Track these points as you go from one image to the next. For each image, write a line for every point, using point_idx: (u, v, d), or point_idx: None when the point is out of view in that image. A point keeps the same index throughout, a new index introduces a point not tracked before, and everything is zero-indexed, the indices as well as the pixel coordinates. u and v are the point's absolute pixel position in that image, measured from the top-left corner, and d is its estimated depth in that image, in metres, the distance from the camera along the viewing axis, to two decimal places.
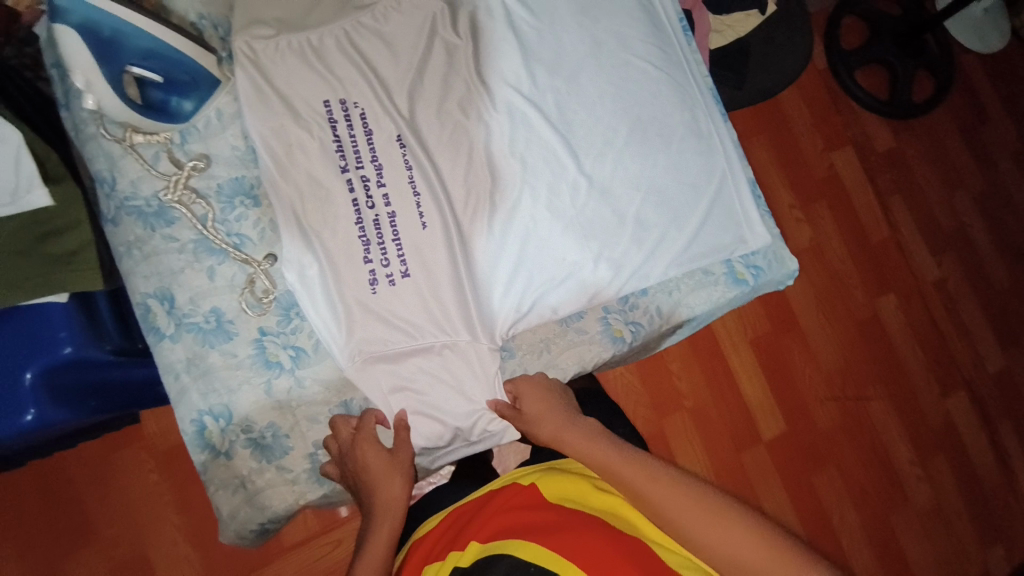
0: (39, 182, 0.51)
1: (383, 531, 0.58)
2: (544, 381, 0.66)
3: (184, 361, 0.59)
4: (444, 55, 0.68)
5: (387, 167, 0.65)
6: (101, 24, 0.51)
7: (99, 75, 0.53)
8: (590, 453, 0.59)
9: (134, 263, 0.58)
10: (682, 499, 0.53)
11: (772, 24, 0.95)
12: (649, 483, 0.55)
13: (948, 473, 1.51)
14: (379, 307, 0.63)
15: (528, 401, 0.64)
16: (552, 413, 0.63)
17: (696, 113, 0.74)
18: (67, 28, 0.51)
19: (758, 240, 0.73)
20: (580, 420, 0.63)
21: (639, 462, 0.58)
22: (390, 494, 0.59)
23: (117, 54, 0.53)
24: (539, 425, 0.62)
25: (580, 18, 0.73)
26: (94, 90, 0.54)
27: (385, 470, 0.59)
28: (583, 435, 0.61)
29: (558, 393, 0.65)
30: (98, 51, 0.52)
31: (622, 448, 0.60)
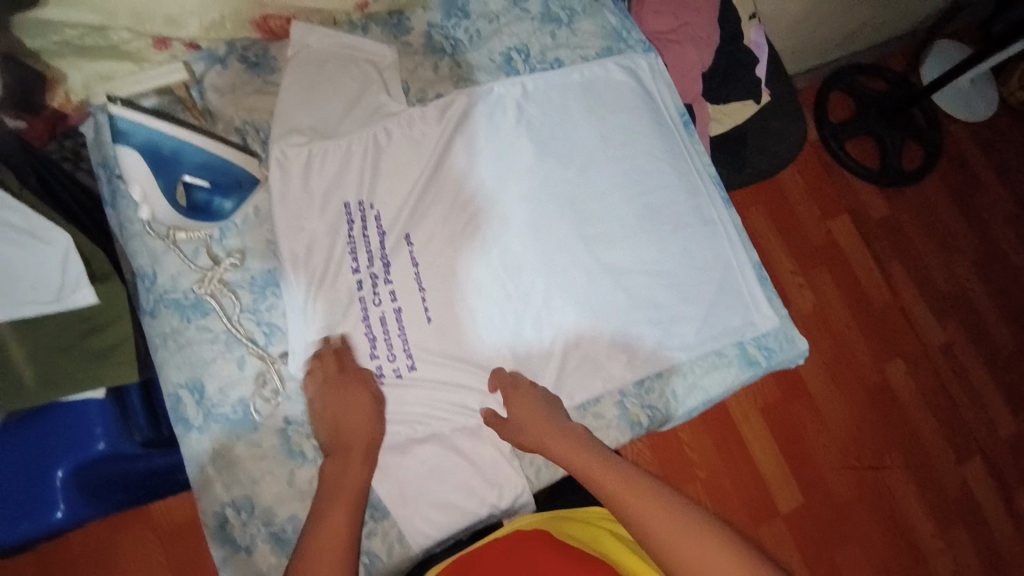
0: (86, 281, 0.52)
1: (356, 470, 0.58)
2: (538, 398, 0.65)
3: (210, 452, 0.59)
4: (464, 153, 0.73)
5: (395, 265, 0.68)
6: (162, 144, 0.56)
7: (154, 185, 0.57)
8: (573, 461, 0.61)
9: (169, 354, 0.61)
10: (660, 514, 0.55)
11: (767, 112, 1.02)
12: (629, 494, 0.57)
13: (971, 546, 1.46)
14: (394, 398, 0.65)
15: (514, 412, 0.64)
16: (539, 420, 0.63)
17: (701, 201, 0.78)
18: (129, 147, 0.56)
19: (766, 321, 0.75)
20: (570, 425, 0.63)
21: (622, 473, 0.59)
22: (366, 435, 0.61)
23: (173, 167, 0.57)
24: (525, 438, 0.63)
25: (589, 115, 0.78)
26: (149, 202, 0.58)
27: (363, 415, 0.61)
28: (564, 442, 0.62)
29: (545, 402, 0.65)
30: (153, 163, 0.56)
31: (600, 455, 0.61)
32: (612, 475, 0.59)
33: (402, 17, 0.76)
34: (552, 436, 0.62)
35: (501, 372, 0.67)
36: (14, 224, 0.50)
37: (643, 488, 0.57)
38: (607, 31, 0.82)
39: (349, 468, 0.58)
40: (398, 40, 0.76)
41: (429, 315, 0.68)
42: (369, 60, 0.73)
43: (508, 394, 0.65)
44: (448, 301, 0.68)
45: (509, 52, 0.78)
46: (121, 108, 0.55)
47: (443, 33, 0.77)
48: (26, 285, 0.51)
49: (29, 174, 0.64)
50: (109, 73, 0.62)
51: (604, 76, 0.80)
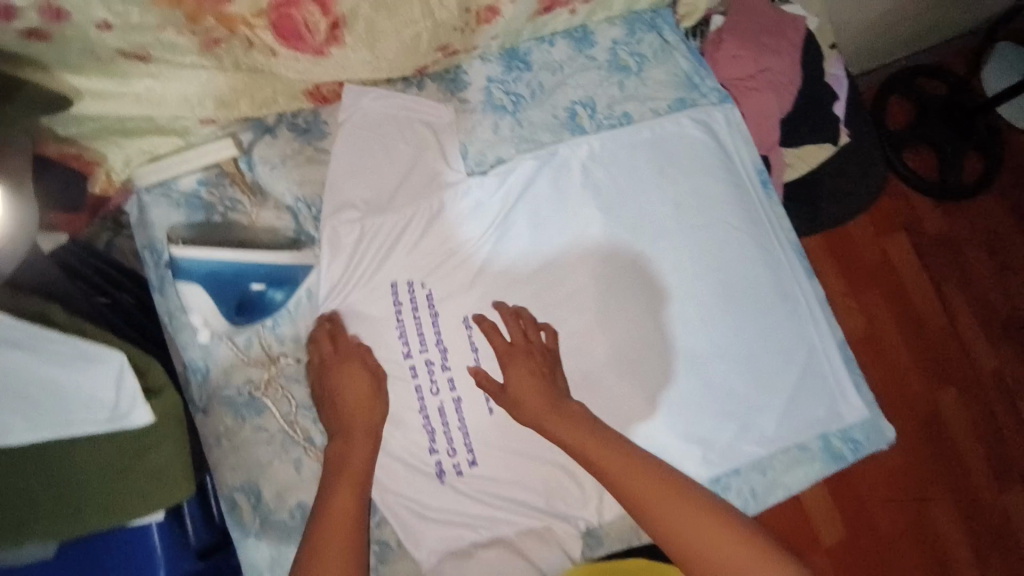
0: (142, 399, 0.49)
1: (360, 453, 0.56)
2: (538, 369, 0.62)
3: (268, 559, 0.57)
4: (527, 222, 0.68)
5: (450, 351, 0.64)
6: (223, 269, 0.57)
7: (217, 313, 0.58)
8: (573, 440, 0.59)
9: (223, 455, 0.58)
10: (667, 495, 0.56)
11: (843, 157, 0.93)
12: (634, 477, 0.57)
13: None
14: (455, 502, 0.62)
15: (512, 380, 0.61)
16: (535, 395, 0.61)
17: (784, 275, 0.72)
18: (190, 283, 0.57)
19: (854, 413, 0.69)
20: (568, 403, 0.61)
21: (625, 455, 0.58)
22: (369, 417, 0.58)
23: (235, 286, 0.58)
24: (522, 409, 0.61)
25: (660, 178, 0.72)
26: (211, 326, 0.58)
27: (364, 398, 0.58)
28: (562, 420, 0.60)
29: (546, 370, 0.62)
30: (217, 292, 0.58)
31: (599, 434, 0.59)
32: (612, 455, 0.58)
33: (460, 70, 0.70)
34: (552, 414, 0.60)
35: (494, 330, 0.63)
36: (63, 350, 0.47)
37: (644, 467, 0.58)
38: (679, 79, 0.76)
39: (350, 450, 0.56)
40: (455, 96, 0.70)
41: (491, 408, 0.64)
42: (424, 123, 0.67)
43: (503, 356, 0.63)
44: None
45: (575, 106, 0.73)
46: (183, 248, 0.56)
47: (505, 88, 0.71)
48: (79, 407, 0.48)
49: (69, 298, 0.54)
50: (151, 148, 0.58)
51: (677, 132, 0.74)
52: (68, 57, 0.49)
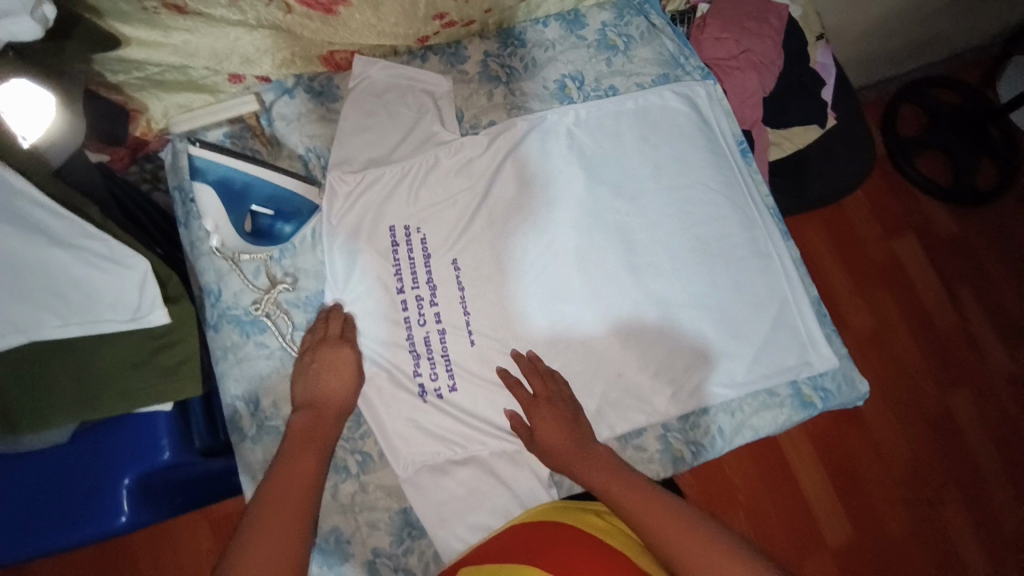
0: (161, 304, 0.55)
1: (320, 432, 0.59)
2: (563, 410, 0.65)
3: (262, 462, 0.63)
4: (514, 174, 0.74)
5: (440, 288, 0.70)
6: (234, 180, 0.61)
7: (227, 221, 0.63)
8: (545, 430, 0.63)
9: (228, 367, 0.64)
10: (598, 470, 0.59)
11: (832, 137, 0.97)
12: (571, 451, 0.62)
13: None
14: (433, 425, 0.67)
15: (538, 428, 0.64)
16: (562, 441, 0.62)
17: (756, 234, 0.76)
18: (205, 185, 0.61)
19: (823, 362, 0.72)
20: (592, 446, 0.62)
21: (565, 428, 0.63)
22: (340, 402, 0.62)
23: (243, 201, 0.63)
24: (550, 455, 0.63)
25: (641, 145, 0.77)
26: (220, 232, 0.63)
27: (335, 400, 0.62)
28: (586, 458, 0.61)
29: (569, 416, 0.64)
30: (228, 202, 0.62)
31: (557, 417, 0.64)
32: (552, 428, 0.63)
33: (460, 45, 0.78)
34: (579, 457, 0.61)
35: (517, 384, 0.66)
36: (95, 250, 0.52)
37: (584, 446, 0.62)
38: (664, 58, 0.82)
39: (306, 426, 0.59)
40: (455, 68, 0.78)
41: (473, 339, 0.70)
42: (424, 91, 0.75)
43: (530, 408, 0.65)
44: (490, 326, 0.70)
45: (564, 79, 0.80)
46: (199, 149, 0.61)
47: (500, 61, 0.79)
48: (106, 307, 0.55)
49: (110, 205, 0.61)
50: (187, 103, 0.68)
51: (659, 104, 0.79)
52: (117, 5, 0.55)
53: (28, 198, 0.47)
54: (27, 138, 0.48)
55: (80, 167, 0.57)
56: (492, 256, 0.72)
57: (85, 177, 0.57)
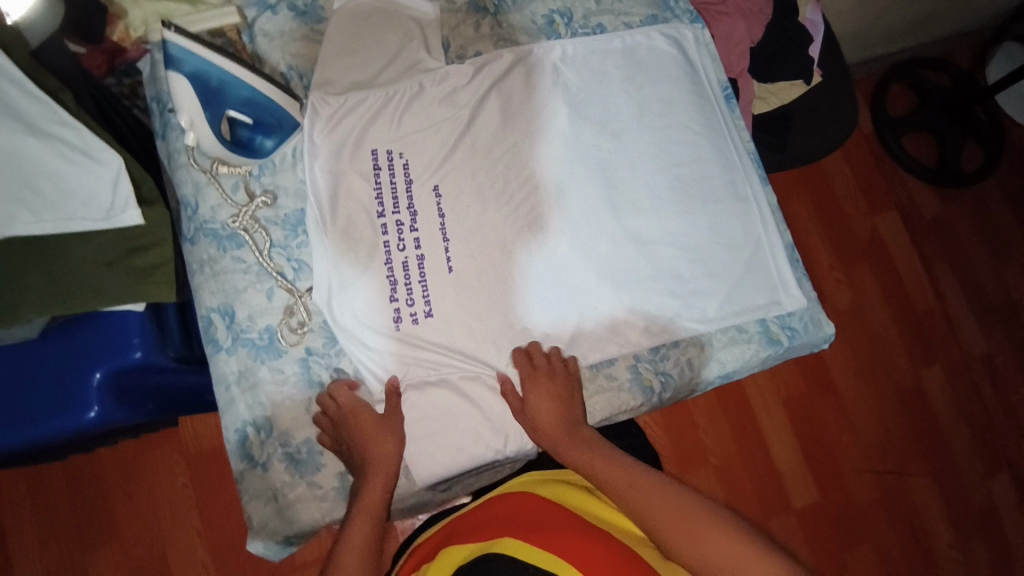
0: (134, 204, 0.56)
1: (375, 493, 0.60)
2: (553, 380, 0.67)
3: (236, 373, 0.65)
4: (499, 106, 0.74)
5: (421, 215, 0.70)
6: (211, 76, 0.59)
7: (203, 117, 0.61)
8: (544, 416, 0.65)
9: (204, 280, 0.65)
10: (594, 454, 0.63)
11: (815, 95, 0.98)
12: (566, 438, 0.64)
13: (991, 569, 1.34)
14: (408, 347, 0.67)
15: (533, 405, 0.65)
16: (555, 419, 0.65)
17: (735, 177, 0.77)
18: (179, 76, 0.58)
19: (793, 303, 0.74)
20: (583, 428, 0.66)
21: (564, 417, 0.65)
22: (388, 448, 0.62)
23: (221, 100, 0.61)
24: (543, 432, 0.65)
25: (626, 84, 0.77)
26: (196, 129, 0.61)
27: (389, 462, 0.61)
28: (580, 442, 0.64)
29: (568, 394, 0.67)
30: (204, 98, 0.60)
31: (564, 411, 0.66)
32: (549, 408, 0.65)
33: None
34: (571, 438, 0.64)
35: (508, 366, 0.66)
36: (64, 139, 0.53)
37: (578, 433, 0.65)
38: None
39: (368, 489, 0.60)
40: None
41: (450, 266, 0.69)
42: (411, 17, 0.74)
43: (526, 379, 0.66)
44: (469, 253, 0.69)
45: (552, 15, 0.79)
46: (174, 35, 0.58)
47: None
48: (78, 204, 0.55)
49: (85, 96, 0.60)
50: (167, 13, 0.66)
51: (647, 44, 0.79)
52: None
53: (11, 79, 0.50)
54: (10, 15, 0.53)
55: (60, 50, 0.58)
56: (473, 185, 0.72)
57: (61, 62, 0.58)
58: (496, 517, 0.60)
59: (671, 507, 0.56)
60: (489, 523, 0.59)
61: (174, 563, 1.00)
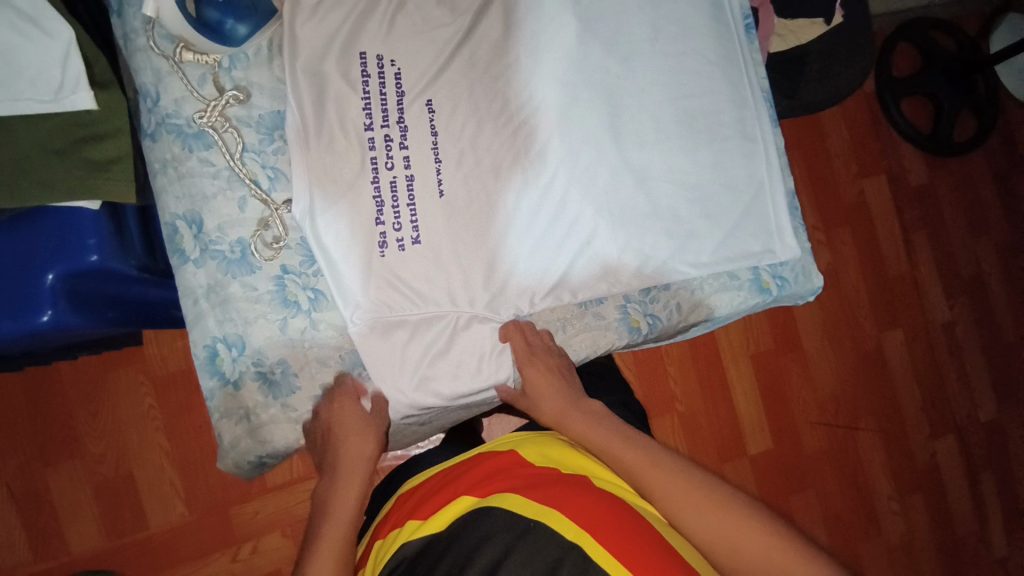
0: (85, 85, 0.50)
1: (348, 493, 0.60)
2: (549, 358, 0.67)
3: (205, 287, 0.60)
4: (502, 14, 0.67)
5: (412, 131, 0.64)
6: None
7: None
8: (547, 394, 0.65)
9: (167, 182, 0.59)
10: (605, 433, 0.63)
11: (834, 37, 0.92)
12: (570, 418, 0.65)
13: (922, 514, 1.45)
14: (389, 271, 0.63)
15: (530, 378, 0.65)
16: (556, 396, 0.66)
17: (746, 115, 0.72)
18: None
19: (787, 252, 0.71)
20: (586, 403, 0.67)
21: (563, 395, 0.66)
22: (363, 451, 0.61)
23: None
24: (545, 408, 0.66)
25: (642, 1, 0.70)
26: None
27: (363, 461, 0.61)
28: (585, 416, 0.66)
29: (562, 370, 0.67)
30: None
31: (568, 394, 0.66)
32: (551, 385, 0.66)
33: None
34: (575, 412, 0.66)
35: (516, 333, 0.66)
36: (17, 8, 0.49)
37: (585, 412, 0.66)
38: None
39: (342, 491, 0.60)
40: None
41: (442, 190, 0.64)
42: None
43: (524, 361, 0.65)
44: (463, 177, 0.65)
45: None
46: None
47: None
48: (25, 81, 0.49)
49: None
50: None
51: None
52: None
53: None
54: None
55: None
56: (469, 103, 0.66)
57: None
58: (499, 472, 0.61)
59: (680, 485, 0.56)
60: (492, 479, 0.60)
61: (140, 480, 0.99)
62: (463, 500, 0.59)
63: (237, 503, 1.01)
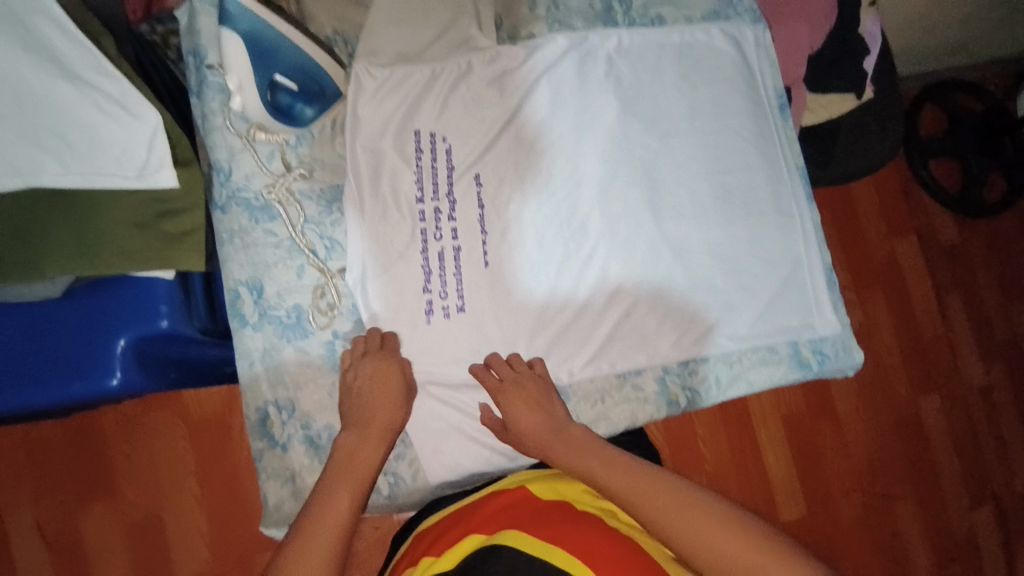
0: (169, 165, 0.54)
1: (369, 449, 0.59)
2: (529, 383, 0.64)
3: (261, 350, 0.62)
4: (549, 93, 0.71)
5: (460, 204, 0.67)
6: (264, 36, 0.56)
7: (252, 80, 0.58)
8: (525, 421, 0.62)
9: (233, 251, 0.62)
10: (596, 454, 0.60)
11: (866, 109, 0.93)
12: (551, 439, 0.62)
13: None
14: (434, 337, 0.65)
15: (511, 415, 0.63)
16: (535, 424, 0.63)
17: (781, 191, 0.74)
18: (233, 34, 0.56)
19: (827, 326, 0.72)
20: (570, 427, 0.63)
21: (543, 418, 0.63)
22: (386, 423, 0.61)
23: (271, 63, 0.58)
24: (528, 440, 0.63)
25: (680, 82, 0.74)
26: (245, 94, 0.58)
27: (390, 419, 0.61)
28: (566, 445, 0.62)
29: (543, 401, 0.63)
30: (257, 60, 0.57)
31: (554, 417, 0.63)
32: (527, 411, 0.63)
33: None
34: (555, 438, 0.62)
35: (484, 372, 0.64)
36: (105, 93, 0.52)
37: (573, 432, 0.62)
38: None
39: (363, 449, 0.59)
40: None
41: (487, 260, 0.67)
42: None
43: (497, 396, 0.63)
44: (508, 249, 0.67)
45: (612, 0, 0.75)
46: None
47: None
48: (110, 159, 0.53)
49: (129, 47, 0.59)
50: None
51: (705, 42, 0.76)
52: None
53: (55, 22, 0.51)
54: None
55: None
56: (515, 179, 0.69)
57: None
58: (507, 509, 0.60)
59: (681, 512, 0.53)
60: (498, 516, 0.59)
61: (169, 524, 1.00)
62: (472, 538, 0.57)
63: (261, 552, 1.01)
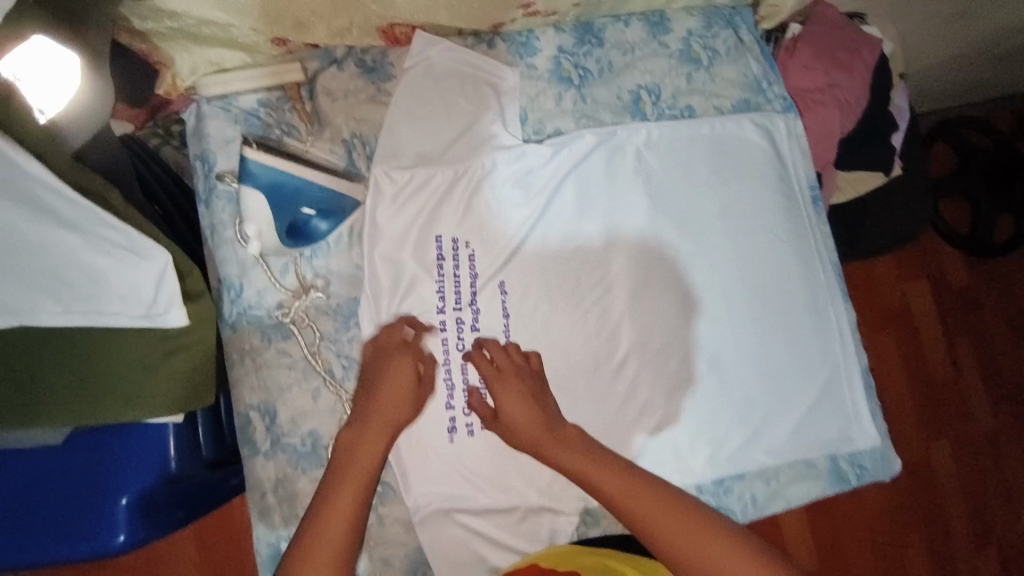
0: (179, 303, 0.49)
1: (367, 453, 0.56)
2: (519, 371, 0.60)
3: (273, 480, 0.59)
4: (575, 192, 0.67)
5: (484, 315, 0.64)
6: (285, 184, 0.58)
7: (272, 226, 0.59)
8: (519, 416, 0.58)
9: (244, 372, 0.60)
10: (636, 491, 0.56)
11: (891, 188, 0.90)
12: (577, 458, 0.57)
13: None
14: (456, 459, 0.61)
15: (504, 404, 0.59)
16: (530, 421, 0.58)
17: (818, 295, 0.70)
18: (252, 190, 0.57)
19: (866, 440, 0.68)
20: (563, 426, 0.59)
21: (540, 416, 0.59)
22: (387, 415, 0.57)
23: (289, 205, 0.58)
24: (520, 439, 0.59)
25: (711, 178, 0.70)
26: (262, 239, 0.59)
27: (394, 411, 0.58)
28: (564, 444, 0.58)
29: (538, 394, 0.59)
30: (275, 205, 0.58)
31: (554, 424, 0.59)
32: (521, 406, 0.58)
33: (532, 35, 0.70)
34: (551, 439, 0.58)
35: (481, 358, 0.60)
36: (112, 240, 0.46)
37: (594, 456, 0.57)
38: (747, 81, 0.74)
39: (360, 451, 0.56)
40: (523, 61, 0.70)
41: None
42: (490, 82, 0.67)
43: (493, 382, 0.60)
44: None
45: (640, 91, 0.72)
46: (253, 151, 0.57)
47: (575, 61, 0.71)
48: (118, 298, 0.48)
49: (132, 186, 0.60)
50: (220, 60, 0.63)
51: (736, 134, 0.71)
52: None
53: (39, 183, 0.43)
54: (44, 112, 0.49)
55: (105, 147, 0.56)
56: (542, 287, 0.65)
57: (108, 156, 0.57)
58: None
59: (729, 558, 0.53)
60: None
61: None
62: None
63: None
